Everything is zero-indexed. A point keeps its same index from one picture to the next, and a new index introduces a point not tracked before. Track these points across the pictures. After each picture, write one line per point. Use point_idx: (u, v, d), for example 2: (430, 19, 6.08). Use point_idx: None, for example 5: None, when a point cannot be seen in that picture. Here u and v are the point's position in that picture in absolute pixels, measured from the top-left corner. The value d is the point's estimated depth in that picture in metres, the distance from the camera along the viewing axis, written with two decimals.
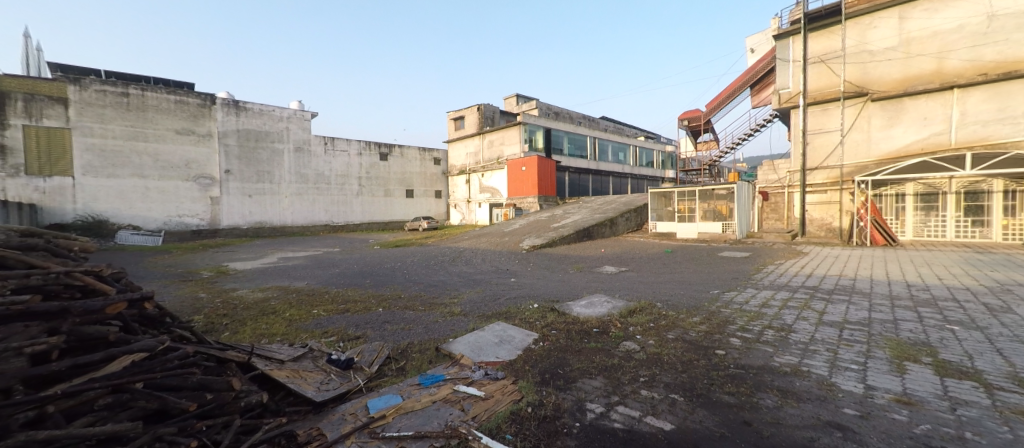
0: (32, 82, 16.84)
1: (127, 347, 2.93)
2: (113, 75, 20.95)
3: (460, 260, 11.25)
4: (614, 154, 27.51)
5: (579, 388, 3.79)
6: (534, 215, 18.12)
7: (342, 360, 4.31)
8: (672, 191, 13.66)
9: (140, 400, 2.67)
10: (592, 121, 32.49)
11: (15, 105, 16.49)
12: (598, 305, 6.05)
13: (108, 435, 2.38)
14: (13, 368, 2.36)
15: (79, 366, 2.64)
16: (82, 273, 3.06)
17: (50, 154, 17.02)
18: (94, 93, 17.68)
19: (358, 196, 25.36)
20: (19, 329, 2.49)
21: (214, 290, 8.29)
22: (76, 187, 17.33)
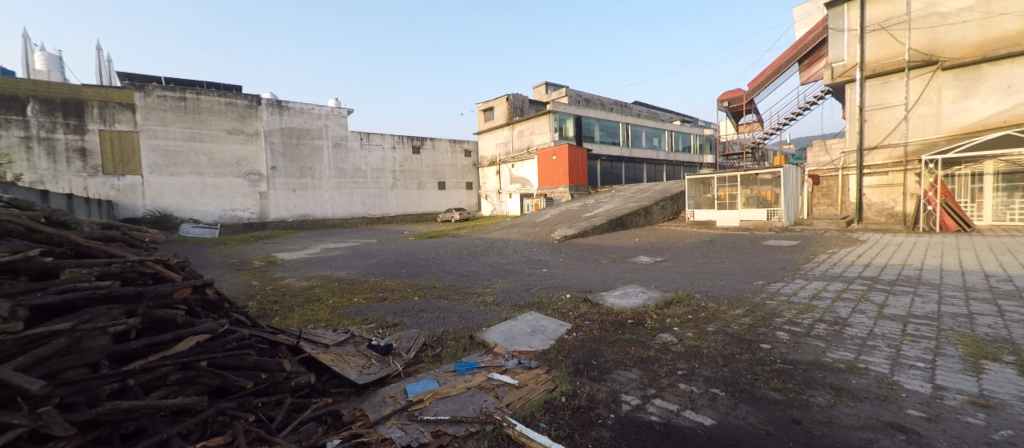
0: (105, 90, 18.03)
1: (193, 329, 3.09)
2: (171, 81, 22.28)
3: (493, 250, 11.29)
4: (649, 140, 26.73)
5: (613, 380, 3.69)
6: (567, 204, 17.91)
7: (381, 346, 4.39)
8: (711, 177, 13.08)
9: (205, 377, 2.83)
10: (625, 107, 31.65)
11: (92, 112, 17.69)
12: (632, 296, 5.90)
13: (180, 406, 2.52)
14: (100, 345, 2.50)
15: (153, 345, 2.79)
16: (153, 262, 3.23)
17: (123, 155, 18.29)
18: (157, 99, 18.80)
19: (393, 189, 25.88)
20: (103, 311, 2.65)
21: (266, 278, 8.71)
22: (144, 185, 18.57)
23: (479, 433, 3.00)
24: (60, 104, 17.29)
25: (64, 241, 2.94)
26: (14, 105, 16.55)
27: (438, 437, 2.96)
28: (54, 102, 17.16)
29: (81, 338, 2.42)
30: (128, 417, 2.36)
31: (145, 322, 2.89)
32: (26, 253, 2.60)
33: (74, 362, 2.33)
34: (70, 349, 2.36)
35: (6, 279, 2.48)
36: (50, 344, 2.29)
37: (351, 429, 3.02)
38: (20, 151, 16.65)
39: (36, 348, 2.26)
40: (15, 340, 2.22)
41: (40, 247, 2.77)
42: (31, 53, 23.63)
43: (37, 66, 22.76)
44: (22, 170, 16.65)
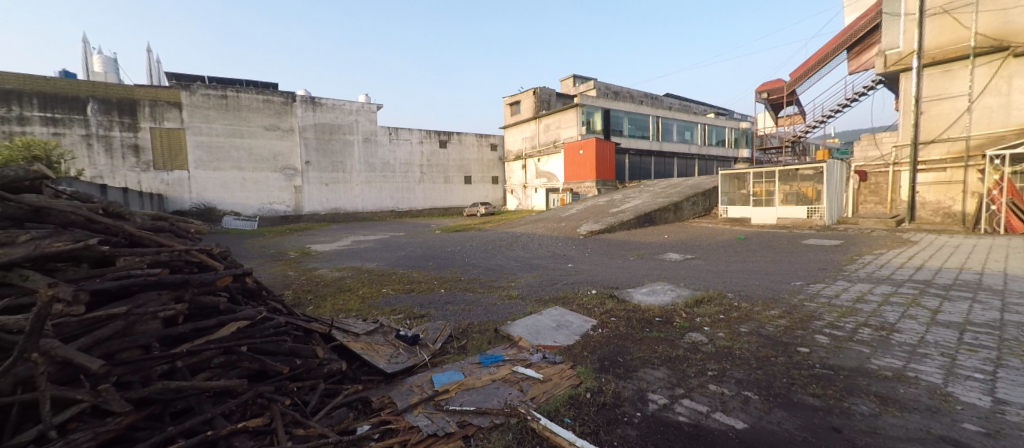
0: (155, 90, 18.99)
1: (234, 315, 3.21)
2: (214, 80, 23.28)
3: (518, 244, 11.30)
4: (680, 134, 25.99)
5: (640, 378, 3.62)
6: (593, 199, 17.70)
7: (409, 336, 4.45)
8: (747, 172, 12.62)
9: (245, 361, 2.96)
10: (656, 99, 30.88)
11: (143, 111, 18.70)
12: (660, 293, 5.78)
13: (223, 388, 2.64)
14: (151, 328, 2.64)
15: (199, 330, 2.93)
16: (198, 251, 3.36)
17: (171, 151, 19.28)
18: (201, 97, 19.66)
19: (420, 183, 26.24)
20: (153, 297, 2.79)
21: (301, 269, 9.01)
22: (189, 180, 19.54)
23: (503, 425, 3.01)
24: (115, 103, 18.29)
25: (119, 232, 3.08)
26: (76, 105, 17.62)
27: (463, 427, 2.98)
28: (111, 102, 18.17)
29: (135, 321, 2.57)
30: (176, 397, 2.48)
31: (190, 308, 3.03)
32: (85, 241, 2.74)
33: (129, 344, 2.47)
34: (125, 332, 2.50)
35: (70, 265, 2.63)
36: (108, 327, 2.42)
37: (380, 416, 3.08)
38: (81, 148, 17.75)
39: (96, 330, 2.40)
40: (77, 322, 2.35)
41: (98, 236, 2.92)
42: (89, 56, 25.17)
43: (94, 68, 24.22)
44: (84, 166, 17.79)
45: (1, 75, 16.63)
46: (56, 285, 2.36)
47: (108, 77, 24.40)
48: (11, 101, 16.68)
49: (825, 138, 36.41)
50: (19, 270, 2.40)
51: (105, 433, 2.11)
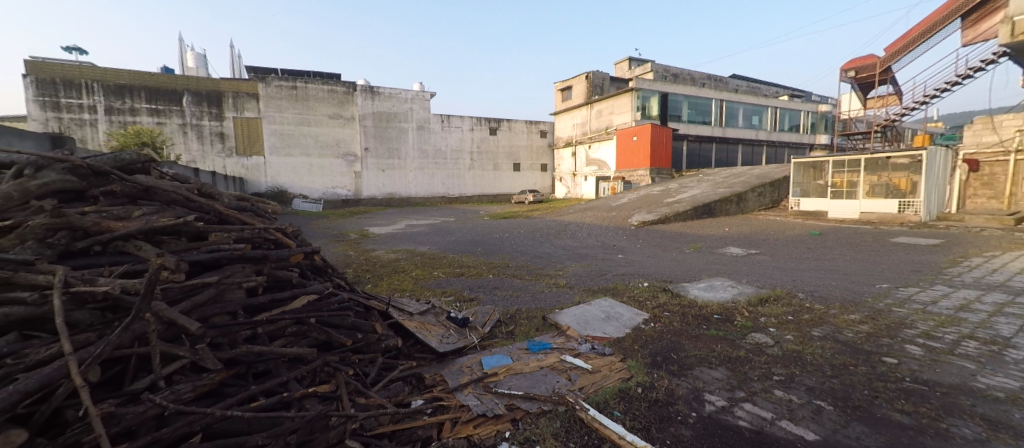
0: (237, 82, 20.55)
1: (304, 289, 3.39)
2: (285, 72, 24.77)
3: (566, 233, 11.14)
4: (746, 118, 24.26)
5: (696, 377, 3.42)
6: (647, 188, 17.05)
7: (459, 318, 4.50)
8: (825, 160, 11.55)
9: (314, 331, 3.11)
10: (720, 81, 28.94)
11: (228, 102, 20.30)
12: (720, 289, 5.45)
13: (296, 355, 2.78)
14: (237, 297, 2.83)
15: (276, 301, 3.12)
16: (275, 229, 3.56)
17: (250, 139, 20.89)
18: (275, 88, 21.01)
19: (470, 170, 26.56)
20: (239, 268, 2.98)
21: (360, 249, 9.46)
22: (265, 165, 21.14)
23: (551, 413, 2.97)
24: (205, 95, 19.93)
25: (209, 210, 3.30)
26: (174, 97, 19.40)
27: (512, 410, 2.98)
28: (201, 94, 19.84)
29: (224, 290, 2.75)
30: (257, 359, 2.64)
31: (268, 280, 3.23)
32: (185, 217, 2.97)
33: (219, 310, 2.65)
34: (217, 298, 2.69)
35: (172, 238, 2.86)
36: (204, 293, 2.61)
37: (432, 392, 3.16)
38: (179, 135, 19.65)
39: (194, 295, 2.58)
40: (180, 287, 2.54)
41: (195, 213, 3.15)
42: (181, 52, 27.65)
43: (187, 64, 26.59)
44: (181, 152, 19.73)
45: (117, 72, 18.68)
46: (163, 255, 2.56)
47: (197, 72, 26.66)
48: (125, 94, 18.72)
49: (923, 123, 32.21)
50: (133, 241, 2.60)
51: (202, 386, 2.27)
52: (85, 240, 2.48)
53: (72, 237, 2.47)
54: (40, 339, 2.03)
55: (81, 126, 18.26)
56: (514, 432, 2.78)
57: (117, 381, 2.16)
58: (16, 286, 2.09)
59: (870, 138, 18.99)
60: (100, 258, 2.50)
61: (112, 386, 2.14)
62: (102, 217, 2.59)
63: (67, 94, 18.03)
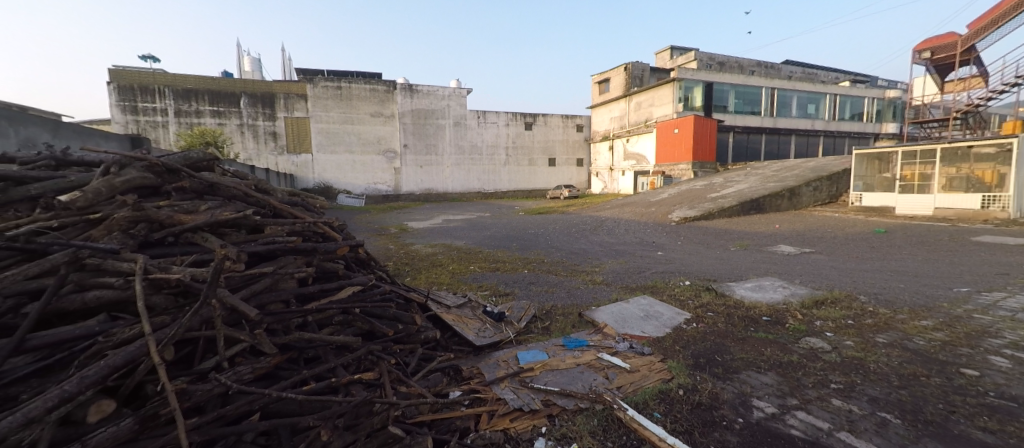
0: (287, 84, 21.61)
1: (349, 280, 3.46)
2: (330, 73, 25.75)
3: (603, 229, 10.92)
4: (801, 107, 22.95)
5: (743, 381, 3.23)
6: (689, 182, 16.40)
7: (495, 312, 4.48)
8: (894, 151, 10.66)
9: (358, 321, 3.18)
10: (771, 69, 27.34)
11: (280, 103, 21.37)
12: (768, 289, 5.14)
13: (343, 343, 2.84)
14: (290, 286, 2.91)
15: (324, 291, 3.19)
16: (323, 223, 3.65)
17: (299, 138, 21.91)
18: (321, 89, 21.90)
19: (506, 165, 26.58)
20: (292, 260, 3.08)
21: (399, 243, 9.68)
22: (312, 162, 22.15)
23: (588, 410, 2.89)
24: (260, 97, 21.05)
25: (265, 204, 3.43)
26: (232, 100, 20.61)
27: (548, 406, 2.93)
28: (257, 96, 20.98)
29: (278, 280, 2.84)
30: (308, 345, 2.71)
31: (317, 271, 3.31)
32: (245, 211, 3.10)
33: (274, 298, 2.74)
34: (272, 287, 2.78)
35: (233, 230, 2.99)
36: (261, 282, 2.71)
37: (470, 384, 3.17)
38: (237, 135, 20.90)
39: (253, 284, 2.69)
40: (240, 276, 2.65)
41: (252, 208, 3.28)
42: (239, 57, 29.32)
43: (244, 68, 28.19)
44: (239, 150, 20.99)
45: (185, 77, 20.01)
46: (225, 246, 2.67)
47: (253, 75, 28.18)
48: (191, 98, 20.04)
49: (1011, 108, 28.88)
50: (200, 232, 2.74)
51: (261, 368, 2.35)
52: (160, 231, 2.63)
53: (150, 229, 2.60)
54: (124, 319, 2.16)
55: (155, 128, 19.70)
56: (550, 428, 2.73)
57: (188, 360, 2.27)
58: (103, 271, 2.24)
59: (947, 126, 17.32)
60: (173, 247, 2.65)
61: (184, 365, 2.26)
62: (175, 211, 2.75)
63: (143, 99, 19.49)
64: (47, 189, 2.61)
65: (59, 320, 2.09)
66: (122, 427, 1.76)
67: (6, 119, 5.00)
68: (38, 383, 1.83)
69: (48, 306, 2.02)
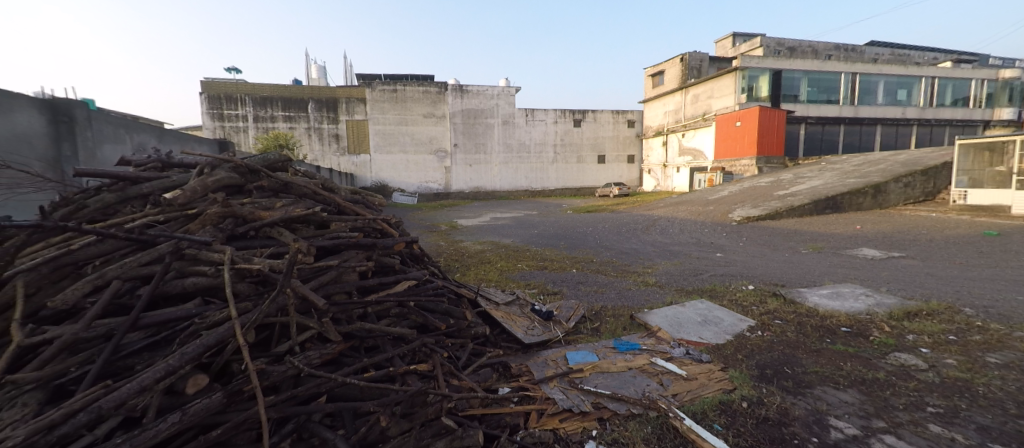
0: (348, 89, 22.79)
1: (405, 274, 3.50)
2: (387, 76, 26.82)
3: (655, 228, 10.48)
4: (889, 94, 20.69)
5: (818, 397, 2.91)
6: (752, 179, 15.33)
7: (543, 311, 4.37)
8: (1008, 139, 9.37)
9: (413, 314, 3.20)
10: (851, 52, 24.89)
11: (342, 107, 22.60)
12: (847, 297, 4.64)
13: (400, 335, 2.86)
14: (352, 279, 2.98)
15: (383, 284, 3.25)
16: (381, 220, 3.71)
17: (358, 139, 23.09)
18: (378, 92, 22.87)
19: (554, 163, 26.29)
20: (354, 254, 3.15)
21: (450, 240, 9.87)
22: (370, 162, 23.31)
23: (641, 417, 2.73)
24: (325, 102, 22.36)
25: (330, 202, 3.54)
26: (300, 105, 22.04)
27: (599, 409, 2.80)
28: (322, 101, 22.29)
29: (342, 272, 2.92)
30: (368, 335, 2.75)
31: (376, 265, 3.38)
32: (314, 208, 3.22)
33: (338, 289, 2.82)
34: (336, 279, 2.86)
35: (302, 225, 3.11)
36: (328, 274, 2.80)
37: (519, 381, 3.11)
38: (305, 138, 22.38)
39: (320, 275, 2.78)
40: (310, 268, 2.74)
41: (320, 205, 3.41)
42: (306, 65, 31.31)
43: (312, 75, 30.08)
44: (306, 152, 22.46)
45: (261, 86, 21.65)
46: (298, 240, 2.78)
47: (319, 82, 29.95)
48: (267, 105, 21.63)
49: None
50: (276, 227, 2.87)
51: (328, 354, 2.41)
52: (243, 225, 2.79)
53: (235, 223, 2.77)
54: (216, 304, 2.30)
55: (236, 133, 21.44)
56: (601, 431, 2.61)
57: (266, 343, 2.38)
58: (199, 261, 2.41)
59: None
60: (254, 240, 2.80)
61: (263, 347, 2.37)
62: (255, 207, 2.92)
63: (228, 107, 21.28)
64: (156, 188, 2.88)
65: (163, 301, 2.28)
66: (213, 400, 1.86)
67: (126, 128, 5.46)
68: (148, 356, 1.99)
69: (155, 289, 2.20)
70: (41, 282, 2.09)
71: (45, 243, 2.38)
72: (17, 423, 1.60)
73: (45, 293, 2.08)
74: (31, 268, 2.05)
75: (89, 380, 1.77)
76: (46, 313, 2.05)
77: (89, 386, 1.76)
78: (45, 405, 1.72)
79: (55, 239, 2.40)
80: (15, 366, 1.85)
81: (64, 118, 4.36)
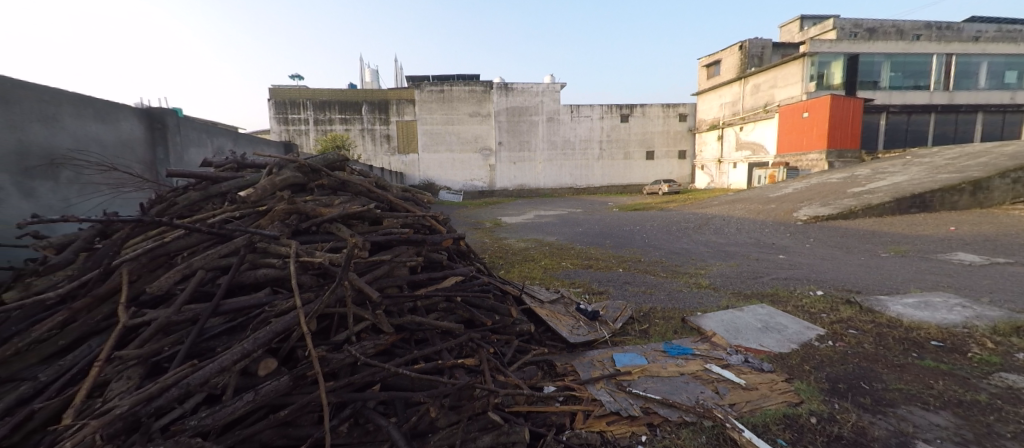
0: (398, 90, 23.53)
1: (452, 270, 3.51)
2: (434, 78, 27.45)
3: (708, 227, 9.93)
4: (993, 76, 18.47)
5: (904, 418, 2.59)
6: (821, 175, 14.14)
7: (589, 310, 4.24)
8: None
9: (460, 309, 3.21)
10: (943, 32, 22.33)
11: (393, 108, 23.41)
12: (938, 308, 4.13)
13: (447, 329, 2.86)
14: (403, 274, 3.02)
15: (431, 279, 3.27)
16: (429, 216, 3.74)
17: (407, 139, 23.85)
18: (427, 93, 23.46)
19: (599, 160, 25.72)
20: (405, 249, 3.20)
21: (494, 237, 9.91)
22: (418, 161, 24.07)
23: (694, 425, 2.56)
24: (377, 104, 23.27)
25: (383, 199, 3.62)
26: (354, 108, 23.07)
27: (648, 414, 2.67)
28: (375, 104, 23.22)
29: (393, 267, 2.97)
30: (418, 328, 2.78)
31: (424, 261, 3.42)
32: (368, 205, 3.29)
33: (390, 283, 2.86)
34: (388, 273, 2.92)
35: (357, 221, 3.19)
36: (381, 268, 2.86)
37: (564, 381, 3.02)
38: (359, 139, 23.45)
39: (374, 269, 2.84)
40: (365, 262, 2.81)
41: (374, 202, 3.50)
42: (359, 69, 32.69)
43: (365, 79, 31.39)
44: (360, 152, 23.57)
45: (320, 91, 22.85)
46: (354, 235, 2.86)
47: (371, 85, 31.20)
48: (325, 109, 22.82)
49: None
50: (335, 223, 2.98)
51: (381, 345, 2.45)
52: (306, 221, 2.92)
53: (299, 219, 2.90)
54: (283, 293, 2.41)
55: (299, 135, 22.81)
56: (651, 438, 2.48)
57: (326, 332, 2.46)
58: (269, 253, 2.53)
59: None
60: (316, 235, 2.91)
61: (323, 335, 2.46)
62: (316, 205, 3.04)
63: (291, 111, 22.63)
64: (231, 187, 3.07)
65: (239, 290, 2.43)
66: (281, 382, 1.94)
67: (207, 132, 5.91)
68: (227, 340, 2.10)
69: (233, 279, 2.34)
70: (140, 271, 2.30)
71: (143, 235, 2.63)
72: (123, 394, 1.75)
73: (144, 280, 2.28)
74: (132, 258, 2.26)
75: (179, 359, 1.91)
76: (144, 297, 2.24)
77: (179, 364, 1.90)
78: (144, 379, 1.86)
79: (150, 233, 2.64)
80: (120, 345, 2.04)
81: (159, 125, 4.75)
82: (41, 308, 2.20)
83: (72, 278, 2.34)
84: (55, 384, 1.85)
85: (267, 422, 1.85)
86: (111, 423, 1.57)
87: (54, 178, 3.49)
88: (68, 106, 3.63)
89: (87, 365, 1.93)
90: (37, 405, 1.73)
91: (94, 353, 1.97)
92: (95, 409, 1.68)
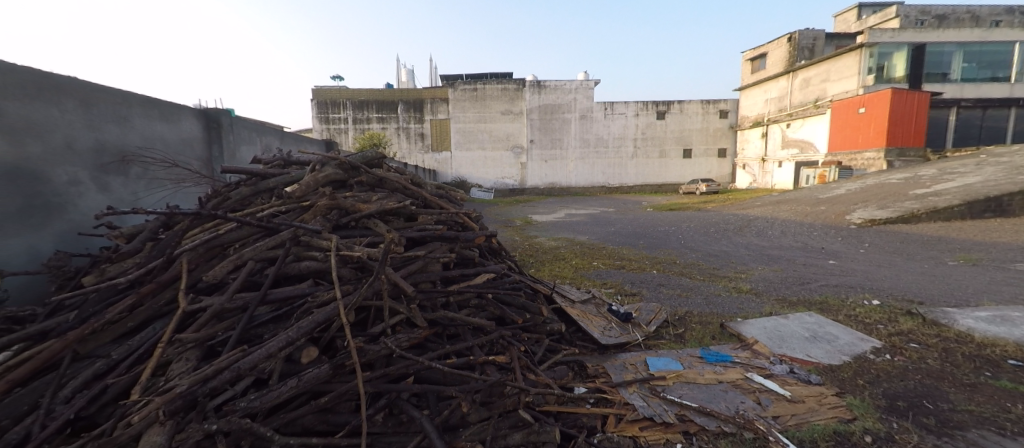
0: (432, 89, 23.88)
1: (484, 267, 3.49)
2: (468, 76, 27.66)
3: (749, 230, 9.46)
4: None
5: (976, 442, 2.36)
6: (877, 175, 13.21)
7: (622, 312, 4.12)
8: None
9: (491, 306, 3.18)
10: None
11: (427, 107, 23.80)
12: (1015, 323, 3.74)
13: (479, 326, 2.84)
14: (437, 269, 3.04)
15: (464, 275, 3.27)
16: (463, 213, 3.73)
17: (440, 137, 24.20)
18: (461, 91, 23.69)
19: (633, 158, 25.12)
20: (439, 246, 3.21)
21: (524, 235, 9.87)
22: (451, 159, 24.41)
23: (734, 436, 2.43)
24: (412, 103, 23.74)
25: (418, 195, 3.64)
26: (389, 107, 23.62)
27: (684, 422, 2.55)
28: (410, 102, 23.70)
29: (427, 263, 2.98)
30: (450, 323, 2.78)
31: (457, 257, 3.41)
32: (403, 201, 3.32)
33: (424, 278, 2.88)
34: (421, 268, 2.93)
35: (392, 217, 3.22)
36: (415, 263, 2.88)
37: (595, 383, 2.94)
38: (394, 137, 24.02)
39: (409, 265, 2.86)
40: (400, 257, 2.83)
41: (409, 198, 3.54)
42: (395, 68, 33.41)
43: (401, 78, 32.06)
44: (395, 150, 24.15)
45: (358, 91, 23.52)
46: (391, 230, 2.89)
47: (407, 84, 31.85)
48: (362, 108, 23.51)
49: None
50: (372, 218, 3.02)
51: (415, 338, 2.45)
52: (345, 216, 2.98)
53: (339, 214, 2.97)
54: (325, 284, 2.46)
55: (338, 134, 23.61)
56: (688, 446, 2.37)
57: (364, 323, 2.50)
58: (312, 247, 2.59)
59: None
60: (354, 230, 2.96)
61: (361, 327, 2.49)
62: (355, 201, 3.10)
63: (330, 111, 23.43)
64: (277, 183, 3.18)
65: (284, 281, 2.51)
66: (322, 370, 1.97)
67: (257, 131, 6.18)
68: (273, 328, 2.17)
69: (279, 270, 2.41)
70: (198, 260, 2.42)
71: (201, 227, 2.77)
72: (183, 374, 1.84)
73: (201, 269, 2.40)
74: (190, 247, 2.38)
75: (232, 343, 1.98)
76: (201, 285, 2.36)
77: (231, 348, 1.97)
78: (201, 361, 1.95)
79: (206, 225, 2.78)
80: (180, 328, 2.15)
81: (215, 124, 5.00)
82: (113, 291, 2.37)
83: (139, 266, 2.50)
84: (124, 362, 1.97)
85: (308, 407, 1.90)
86: (172, 401, 1.65)
87: (125, 173, 3.72)
88: (137, 107, 3.87)
89: (151, 346, 2.04)
90: (109, 380, 1.85)
91: (158, 335, 2.08)
92: (159, 387, 1.78)
